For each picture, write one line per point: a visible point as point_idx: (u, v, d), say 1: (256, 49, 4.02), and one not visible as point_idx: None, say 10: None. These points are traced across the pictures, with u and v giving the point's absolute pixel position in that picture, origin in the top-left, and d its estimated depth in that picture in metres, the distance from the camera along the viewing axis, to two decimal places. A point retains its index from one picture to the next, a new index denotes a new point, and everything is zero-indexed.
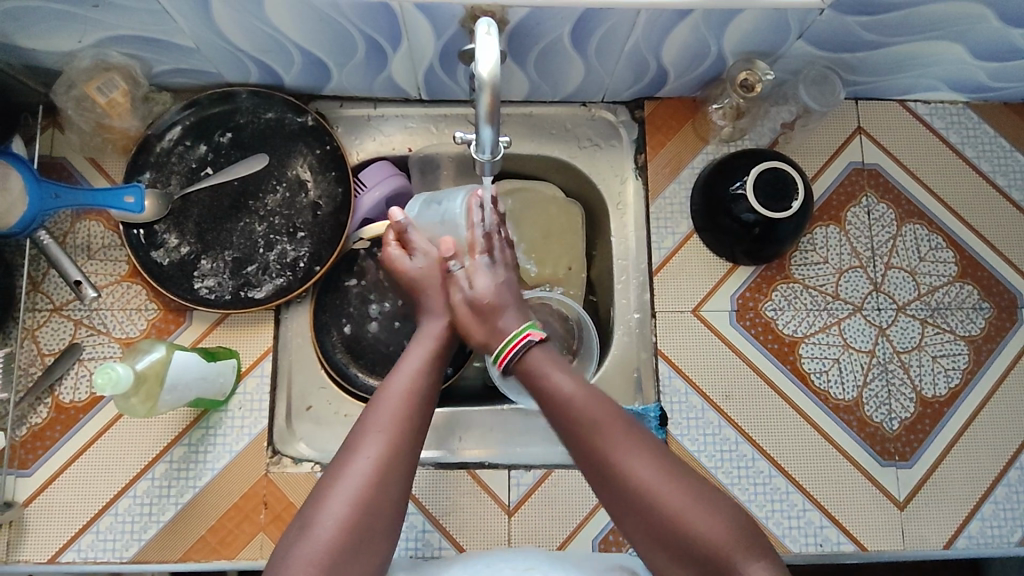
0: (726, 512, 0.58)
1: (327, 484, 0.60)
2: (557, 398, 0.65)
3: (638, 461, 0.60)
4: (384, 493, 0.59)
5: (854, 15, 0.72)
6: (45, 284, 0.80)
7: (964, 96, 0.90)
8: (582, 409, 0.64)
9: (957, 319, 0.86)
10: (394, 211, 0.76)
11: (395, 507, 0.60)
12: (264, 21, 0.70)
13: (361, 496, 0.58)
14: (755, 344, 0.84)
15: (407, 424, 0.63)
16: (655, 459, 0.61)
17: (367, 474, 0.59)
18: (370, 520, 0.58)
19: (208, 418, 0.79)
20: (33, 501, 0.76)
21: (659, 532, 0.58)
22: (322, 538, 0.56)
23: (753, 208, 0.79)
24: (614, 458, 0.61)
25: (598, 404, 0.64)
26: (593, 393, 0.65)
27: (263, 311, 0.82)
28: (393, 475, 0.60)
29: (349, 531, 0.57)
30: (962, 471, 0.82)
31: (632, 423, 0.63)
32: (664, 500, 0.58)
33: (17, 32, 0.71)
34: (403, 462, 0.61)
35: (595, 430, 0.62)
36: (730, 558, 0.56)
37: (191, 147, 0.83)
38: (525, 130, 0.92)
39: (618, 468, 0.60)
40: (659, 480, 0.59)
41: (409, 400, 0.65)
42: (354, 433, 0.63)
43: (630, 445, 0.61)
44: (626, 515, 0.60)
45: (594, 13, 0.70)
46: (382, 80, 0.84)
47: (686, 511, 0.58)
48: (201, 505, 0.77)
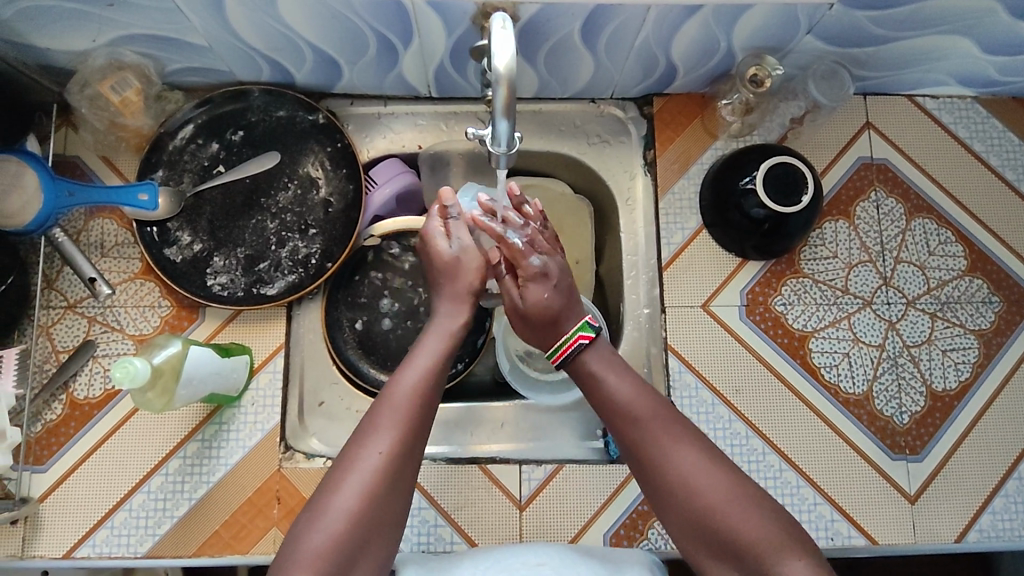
0: (769, 511, 0.60)
1: (336, 475, 0.60)
2: (607, 395, 0.69)
3: (685, 457, 0.63)
4: (391, 485, 0.60)
5: (863, 10, 0.72)
6: (59, 282, 0.81)
7: (972, 91, 0.90)
8: (632, 406, 0.67)
9: (967, 313, 0.86)
10: (445, 190, 0.76)
11: (401, 500, 0.61)
12: (278, 19, 0.71)
13: (370, 488, 0.59)
14: (765, 339, 0.85)
15: (414, 418, 0.63)
16: (701, 457, 0.63)
17: (377, 467, 0.60)
18: (376, 513, 0.59)
19: (222, 414, 0.79)
20: (47, 498, 0.77)
21: (700, 526, 0.61)
22: (333, 528, 0.57)
23: (762, 203, 0.79)
24: (661, 454, 0.64)
25: (648, 402, 0.67)
26: (645, 391, 0.68)
27: (275, 308, 0.83)
28: (401, 467, 0.61)
29: (355, 523, 0.58)
30: (972, 465, 0.82)
31: (682, 421, 0.66)
32: (707, 496, 0.61)
33: (33, 32, 0.71)
34: (410, 456, 0.62)
35: (644, 426, 0.66)
36: (765, 553, 0.58)
37: (203, 145, 0.84)
38: (534, 127, 0.92)
39: (664, 463, 0.64)
40: (703, 477, 0.62)
41: (420, 396, 0.65)
42: (363, 425, 0.63)
43: (675, 438, 0.65)
44: (670, 508, 0.63)
45: (604, 10, 0.71)
46: (393, 78, 0.84)
47: (728, 508, 0.60)
48: (215, 500, 0.77)
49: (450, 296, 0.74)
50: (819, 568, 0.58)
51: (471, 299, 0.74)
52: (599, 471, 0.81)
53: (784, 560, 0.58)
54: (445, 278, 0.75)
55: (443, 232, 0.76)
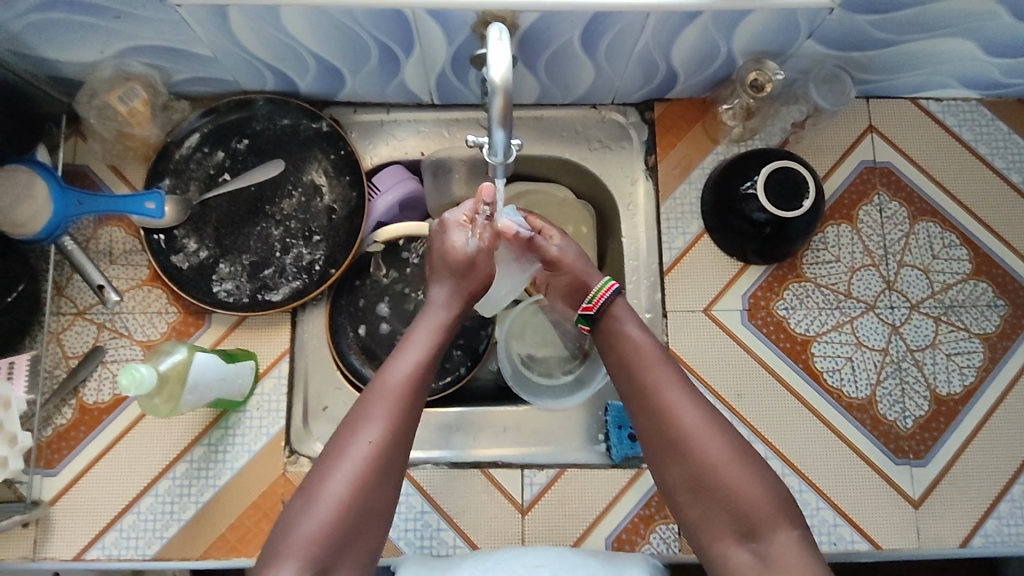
0: (765, 478, 0.63)
1: (328, 462, 0.61)
2: (619, 355, 0.71)
3: (691, 418, 0.65)
4: (381, 475, 0.61)
5: (864, 14, 0.72)
6: (69, 289, 0.83)
7: (977, 93, 0.90)
8: (644, 364, 0.69)
9: (972, 316, 0.86)
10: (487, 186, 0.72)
11: (391, 489, 0.62)
12: (281, 29, 0.72)
13: (361, 475, 0.60)
14: (768, 344, 0.85)
15: (404, 406, 0.64)
16: (706, 419, 0.65)
17: (367, 454, 0.61)
18: (367, 501, 0.60)
19: (228, 419, 0.81)
20: (57, 501, 0.78)
21: (701, 487, 0.63)
22: (326, 512, 0.58)
23: (764, 207, 0.79)
24: (668, 413, 0.66)
25: (658, 363, 0.69)
26: (656, 352, 0.70)
27: (280, 314, 0.84)
28: (391, 458, 0.62)
29: (346, 510, 0.59)
30: (977, 469, 0.82)
31: (691, 386, 0.68)
32: (708, 458, 0.63)
33: (42, 44, 0.73)
34: (398, 449, 0.63)
35: (654, 387, 0.67)
36: (764, 520, 0.60)
37: (209, 154, 0.85)
38: (535, 132, 0.93)
39: (669, 423, 0.65)
40: (706, 438, 0.64)
41: (409, 385, 0.66)
42: (356, 411, 0.64)
43: (685, 401, 0.66)
44: (669, 467, 0.65)
45: (603, 17, 0.71)
46: (395, 86, 0.85)
47: (728, 470, 0.62)
48: (221, 504, 0.78)
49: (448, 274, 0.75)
50: (807, 541, 0.60)
51: (469, 296, 0.75)
52: (600, 476, 0.81)
53: (777, 526, 0.60)
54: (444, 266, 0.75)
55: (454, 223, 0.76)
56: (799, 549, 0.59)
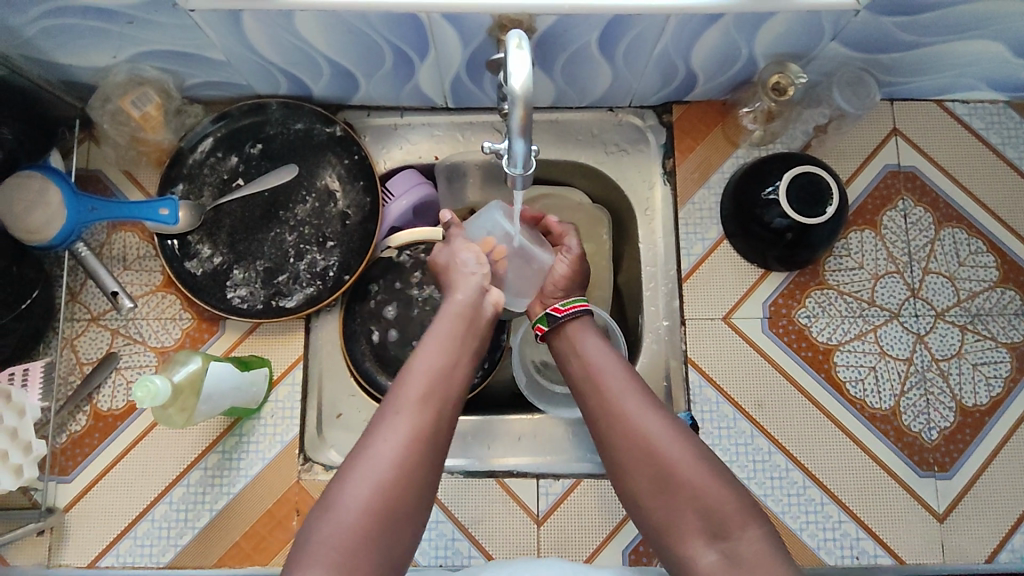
0: (730, 478, 0.62)
1: (348, 467, 0.60)
2: (580, 362, 0.70)
3: (651, 421, 0.64)
4: (406, 481, 0.60)
5: (890, 15, 0.70)
6: (83, 295, 0.82)
7: (1004, 95, 0.88)
8: (602, 371, 0.68)
9: (998, 325, 0.84)
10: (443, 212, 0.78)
11: (420, 495, 0.61)
12: (294, 34, 0.71)
13: (385, 482, 0.59)
14: (789, 353, 0.83)
15: (432, 412, 0.64)
16: (666, 422, 0.64)
17: (391, 458, 0.60)
18: (393, 506, 0.59)
19: (242, 426, 0.80)
20: (72, 508, 0.78)
21: (665, 491, 0.62)
22: (348, 518, 0.57)
23: (785, 213, 0.77)
24: (627, 419, 0.64)
25: (619, 368, 0.68)
26: (615, 359, 0.70)
27: (294, 320, 0.83)
28: (415, 461, 0.61)
29: (373, 516, 0.58)
30: (1004, 482, 0.80)
31: (647, 392, 0.67)
32: (669, 459, 0.62)
33: (55, 49, 0.72)
34: (427, 455, 0.62)
35: (613, 393, 0.66)
36: (731, 518, 0.59)
37: (222, 159, 0.84)
38: (550, 137, 0.91)
39: (630, 429, 0.64)
40: (666, 440, 0.63)
41: (435, 384, 0.65)
42: (377, 417, 0.63)
43: (642, 406, 0.65)
44: (633, 475, 0.63)
45: (622, 20, 0.69)
46: (409, 89, 0.84)
47: (691, 471, 0.61)
48: (235, 512, 0.78)
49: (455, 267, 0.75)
50: (776, 538, 0.59)
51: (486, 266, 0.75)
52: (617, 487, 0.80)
53: (745, 526, 0.59)
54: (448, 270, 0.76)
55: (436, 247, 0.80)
56: (768, 547, 0.58)
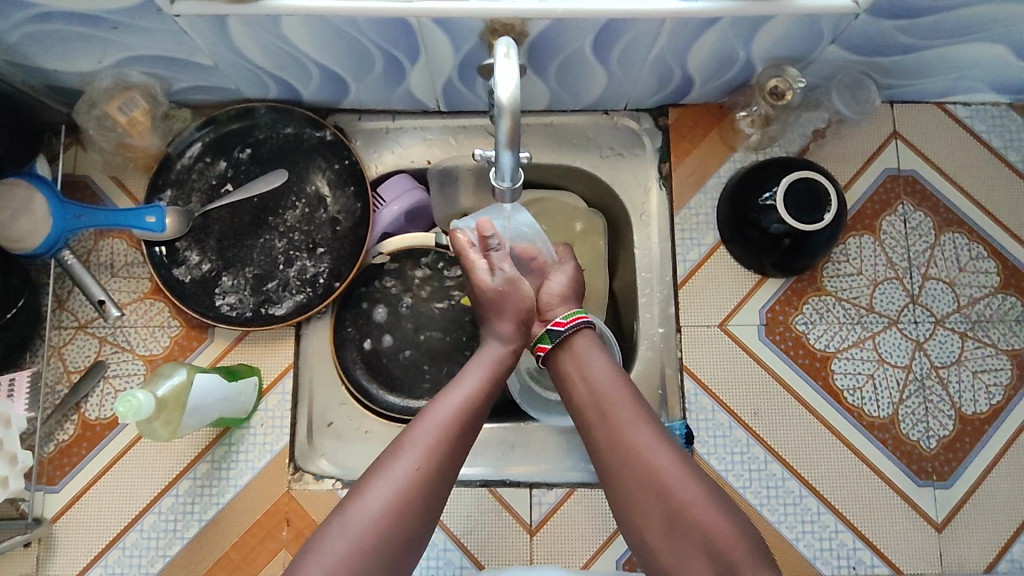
0: (740, 518, 0.60)
1: (364, 485, 0.59)
2: (586, 387, 0.68)
3: (660, 455, 0.62)
4: (415, 501, 0.59)
5: (890, 19, 0.69)
6: (70, 302, 0.81)
7: (1007, 98, 0.86)
8: (610, 398, 0.66)
9: (999, 332, 0.82)
10: (485, 221, 0.73)
11: (428, 520, 0.60)
12: (281, 38, 0.69)
13: (399, 501, 0.58)
14: (785, 361, 0.82)
15: (455, 439, 0.63)
16: (676, 457, 0.62)
17: (407, 479, 0.59)
18: (404, 528, 0.58)
19: (231, 435, 0.79)
20: (60, 518, 0.77)
21: (673, 528, 0.60)
22: (358, 537, 0.57)
23: (782, 220, 0.76)
24: (636, 450, 0.63)
25: (626, 399, 0.66)
26: (623, 386, 0.67)
27: (284, 328, 0.82)
28: (431, 486, 0.60)
29: (381, 536, 0.57)
30: (1004, 491, 0.79)
31: (655, 422, 0.65)
32: (679, 497, 0.60)
33: (39, 54, 0.71)
34: (444, 481, 0.61)
35: (620, 421, 0.65)
36: (740, 560, 0.57)
37: (211, 164, 0.83)
38: (545, 140, 0.90)
39: (637, 461, 0.62)
40: (677, 476, 0.61)
41: (465, 414, 0.65)
42: (402, 438, 0.62)
43: (651, 438, 0.63)
44: (639, 508, 0.61)
45: (616, 24, 0.68)
46: (401, 93, 0.82)
47: (702, 510, 0.60)
48: (224, 522, 0.77)
49: (517, 306, 0.73)
50: None
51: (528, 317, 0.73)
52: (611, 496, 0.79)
53: (754, 568, 0.57)
54: (501, 306, 0.73)
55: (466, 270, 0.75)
56: None
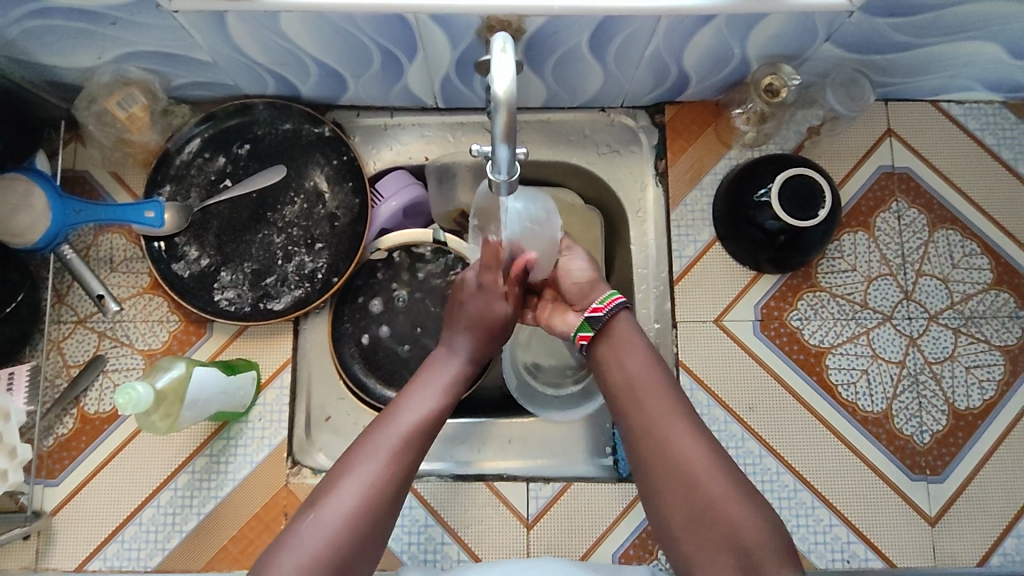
0: (768, 515, 0.60)
1: (333, 482, 0.60)
2: (621, 373, 0.68)
3: (694, 449, 0.62)
4: (377, 502, 0.60)
5: (884, 17, 0.69)
6: (70, 297, 0.82)
7: (1001, 96, 0.87)
8: (645, 387, 0.66)
9: (992, 328, 0.83)
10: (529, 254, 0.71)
11: (389, 520, 0.61)
12: (279, 34, 0.70)
13: (366, 501, 0.59)
14: (780, 356, 0.82)
15: (417, 443, 0.64)
16: (709, 451, 0.62)
17: (371, 480, 0.60)
18: (366, 528, 0.59)
19: (229, 429, 0.80)
20: (60, 512, 0.78)
21: (701, 520, 0.60)
22: (330, 533, 0.57)
23: (777, 216, 0.76)
24: (670, 442, 0.63)
25: (662, 389, 0.66)
26: (660, 377, 0.67)
27: (283, 323, 0.82)
28: (394, 488, 0.61)
29: (346, 533, 0.58)
30: (997, 486, 0.80)
31: (691, 414, 0.65)
32: (708, 490, 0.60)
33: (38, 50, 0.72)
34: (401, 488, 0.62)
35: (654, 412, 0.65)
36: (765, 558, 0.57)
37: (209, 160, 0.84)
38: (542, 137, 0.90)
39: (671, 452, 0.62)
40: (710, 472, 0.61)
41: (427, 420, 0.66)
42: (362, 445, 0.63)
43: (688, 431, 0.63)
44: (667, 497, 0.62)
45: (612, 21, 0.69)
46: (399, 89, 0.83)
47: (731, 506, 0.60)
48: (223, 516, 0.77)
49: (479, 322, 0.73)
50: None
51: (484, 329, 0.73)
52: (608, 489, 0.80)
53: (778, 569, 0.57)
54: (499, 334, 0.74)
55: (474, 285, 0.74)
56: None
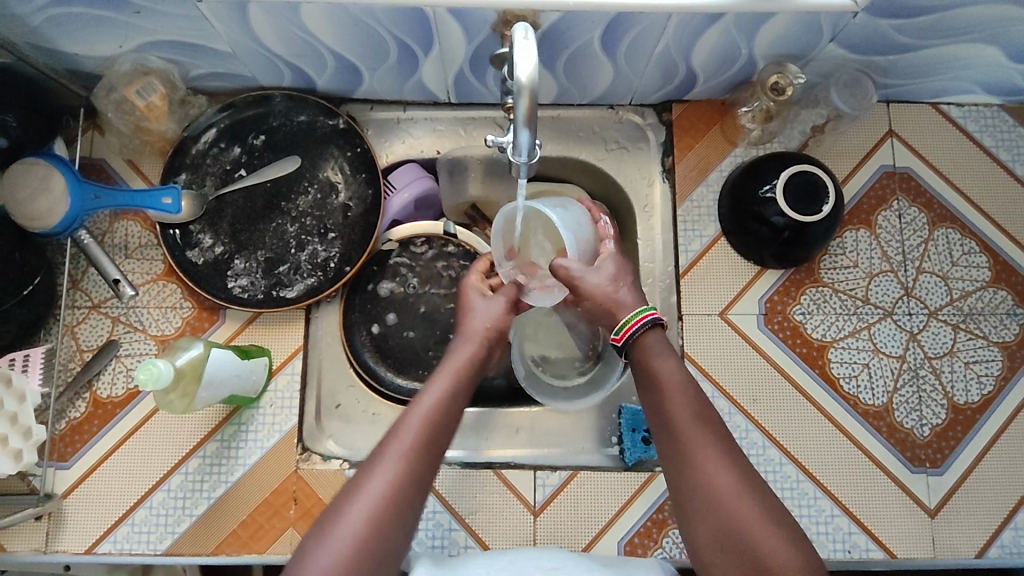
0: (802, 543, 0.56)
1: (342, 499, 0.58)
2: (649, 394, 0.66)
3: (722, 475, 0.59)
4: (396, 507, 0.57)
5: (888, 18, 0.71)
6: (85, 282, 0.83)
7: (999, 99, 0.89)
8: (676, 417, 0.63)
9: (990, 325, 0.85)
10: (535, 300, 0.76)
11: (410, 523, 0.58)
12: (299, 26, 0.71)
13: (381, 511, 0.56)
14: (783, 348, 0.84)
15: (431, 438, 0.61)
16: (740, 476, 0.59)
17: (385, 489, 0.57)
18: (385, 536, 0.56)
19: (241, 415, 0.81)
20: (71, 494, 0.78)
21: (731, 549, 0.57)
22: (345, 548, 0.54)
23: (783, 211, 0.78)
24: (698, 467, 0.60)
25: (694, 418, 0.63)
26: (689, 399, 0.64)
27: (294, 311, 0.83)
28: (412, 491, 0.58)
29: (365, 547, 0.55)
30: (994, 479, 0.81)
31: (723, 436, 0.62)
32: (738, 517, 0.57)
33: (61, 37, 0.73)
34: (421, 491, 0.59)
35: (682, 435, 0.62)
36: None
37: (225, 149, 0.85)
38: (552, 133, 0.92)
39: (698, 478, 0.60)
40: (738, 497, 0.58)
41: (441, 415, 0.63)
42: (373, 454, 0.60)
43: (716, 455, 0.60)
44: (696, 524, 0.59)
45: (625, 18, 0.71)
46: (413, 84, 0.85)
47: (760, 534, 0.56)
48: (233, 500, 0.78)
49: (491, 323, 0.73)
50: None
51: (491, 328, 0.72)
52: (614, 478, 0.81)
53: None
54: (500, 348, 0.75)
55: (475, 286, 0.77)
56: None
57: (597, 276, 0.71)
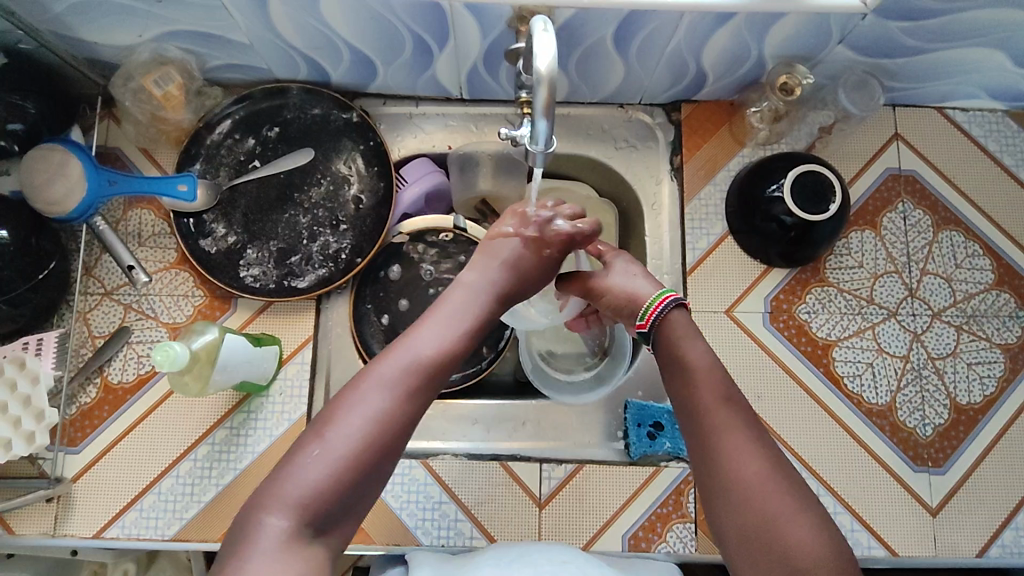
0: (827, 534, 0.54)
1: (340, 407, 0.58)
2: (680, 375, 0.64)
3: (750, 461, 0.58)
4: (388, 428, 0.58)
5: (897, 20, 0.73)
6: (98, 269, 0.84)
7: (1003, 105, 0.90)
8: (703, 407, 0.61)
9: (994, 327, 0.86)
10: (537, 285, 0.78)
11: (397, 447, 0.59)
12: (318, 18, 0.73)
13: (374, 430, 0.57)
14: (788, 347, 0.85)
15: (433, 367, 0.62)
16: (767, 464, 0.58)
17: (382, 408, 0.58)
18: (374, 454, 0.57)
19: (250, 403, 0.81)
20: (80, 478, 0.79)
21: (756, 536, 0.55)
22: (335, 459, 0.55)
23: (790, 210, 0.79)
24: (725, 451, 0.58)
25: (723, 404, 0.61)
26: (719, 383, 0.62)
27: (305, 302, 0.84)
28: (406, 413, 0.59)
29: (354, 460, 0.56)
30: (995, 479, 0.82)
31: (754, 424, 0.61)
32: (763, 503, 0.55)
33: (82, 26, 0.74)
34: (414, 415, 0.60)
35: (711, 420, 0.60)
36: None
37: (239, 141, 0.86)
38: (562, 130, 0.93)
39: (724, 462, 0.58)
40: (764, 483, 0.56)
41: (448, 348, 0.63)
42: (373, 370, 0.60)
43: (745, 441, 0.59)
44: (720, 507, 0.58)
45: (638, 16, 0.72)
46: (426, 79, 0.86)
47: (786, 523, 0.54)
48: (241, 487, 0.79)
49: (503, 264, 0.71)
50: None
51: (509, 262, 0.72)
52: (619, 472, 0.81)
53: None
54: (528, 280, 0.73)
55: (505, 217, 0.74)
56: None
57: (617, 276, 0.74)
